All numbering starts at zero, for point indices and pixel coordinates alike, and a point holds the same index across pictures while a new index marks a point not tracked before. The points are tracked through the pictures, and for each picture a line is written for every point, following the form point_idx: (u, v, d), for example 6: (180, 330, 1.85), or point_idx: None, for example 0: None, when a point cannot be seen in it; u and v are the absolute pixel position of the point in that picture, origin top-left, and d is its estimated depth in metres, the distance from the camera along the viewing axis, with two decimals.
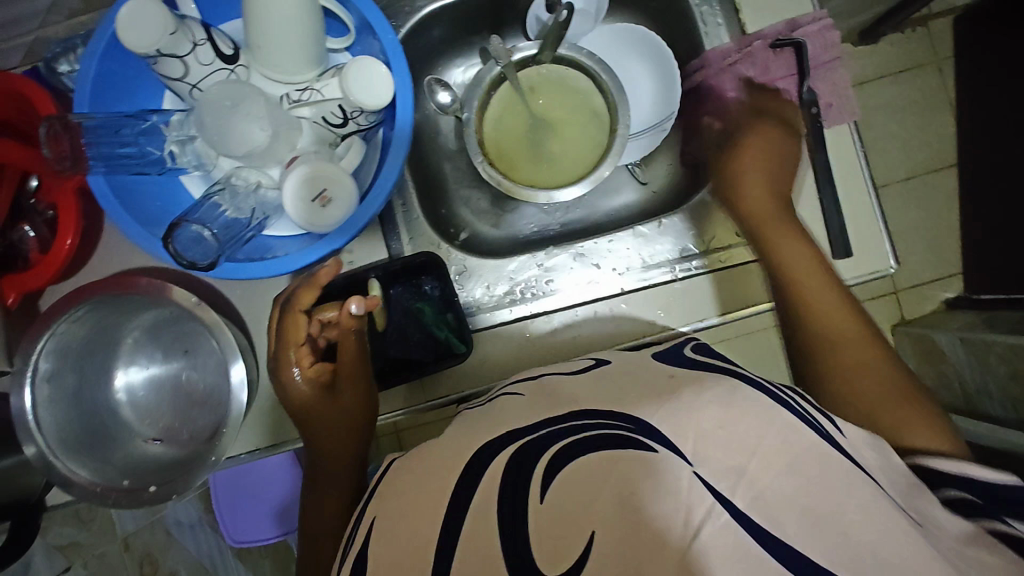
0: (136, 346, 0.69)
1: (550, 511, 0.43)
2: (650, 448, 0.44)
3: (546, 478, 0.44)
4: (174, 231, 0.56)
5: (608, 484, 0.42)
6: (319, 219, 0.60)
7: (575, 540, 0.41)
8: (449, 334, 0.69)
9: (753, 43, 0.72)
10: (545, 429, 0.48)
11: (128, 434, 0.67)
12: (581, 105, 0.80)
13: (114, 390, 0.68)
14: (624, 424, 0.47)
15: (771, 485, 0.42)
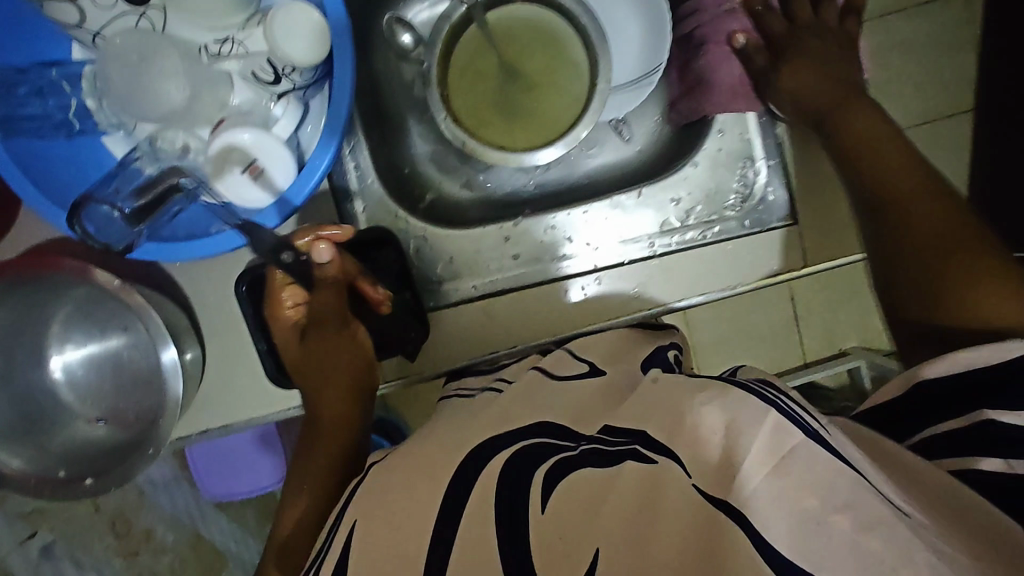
0: (67, 324, 0.63)
1: (554, 528, 0.39)
2: (652, 458, 0.40)
3: (543, 493, 0.41)
4: (81, 208, 0.50)
5: (612, 495, 0.39)
6: (250, 194, 0.54)
7: (579, 556, 0.37)
8: (409, 316, 0.64)
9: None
10: (535, 443, 0.45)
11: (70, 416, 0.64)
12: (558, 53, 0.71)
13: (50, 371, 0.63)
14: (623, 438, 0.43)
15: (787, 492, 0.35)
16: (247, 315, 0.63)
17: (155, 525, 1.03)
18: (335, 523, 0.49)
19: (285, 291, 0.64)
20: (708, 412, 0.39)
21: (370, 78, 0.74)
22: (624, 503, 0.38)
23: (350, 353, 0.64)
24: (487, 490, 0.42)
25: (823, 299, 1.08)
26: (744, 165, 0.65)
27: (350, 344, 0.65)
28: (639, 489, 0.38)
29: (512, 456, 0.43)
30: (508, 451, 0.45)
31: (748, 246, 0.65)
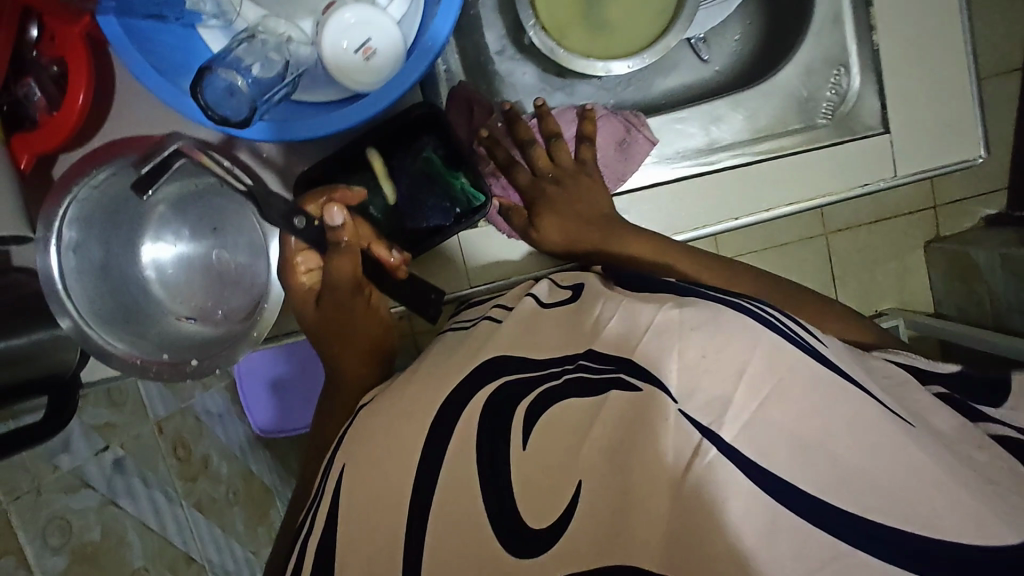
0: (162, 221, 0.64)
1: (535, 463, 0.38)
2: (634, 384, 0.37)
3: (525, 431, 0.40)
4: (202, 81, 0.50)
5: (593, 426, 0.37)
6: (363, 74, 0.53)
7: (557, 495, 0.37)
8: (465, 185, 0.62)
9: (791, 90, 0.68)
10: (516, 377, 0.43)
11: (161, 311, 0.64)
12: None
13: (142, 266, 0.63)
14: (609, 364, 0.40)
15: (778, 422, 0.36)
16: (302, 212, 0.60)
17: (211, 453, 1.01)
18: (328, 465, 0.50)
19: (300, 255, 0.61)
20: (690, 337, 0.39)
21: None
22: (604, 434, 0.37)
23: (366, 318, 0.62)
24: (470, 425, 0.42)
25: (853, 259, 1.04)
26: (838, 74, 0.67)
27: (363, 307, 0.62)
28: (622, 416, 0.37)
29: (496, 391, 0.43)
30: (495, 385, 0.43)
31: (844, 154, 0.66)
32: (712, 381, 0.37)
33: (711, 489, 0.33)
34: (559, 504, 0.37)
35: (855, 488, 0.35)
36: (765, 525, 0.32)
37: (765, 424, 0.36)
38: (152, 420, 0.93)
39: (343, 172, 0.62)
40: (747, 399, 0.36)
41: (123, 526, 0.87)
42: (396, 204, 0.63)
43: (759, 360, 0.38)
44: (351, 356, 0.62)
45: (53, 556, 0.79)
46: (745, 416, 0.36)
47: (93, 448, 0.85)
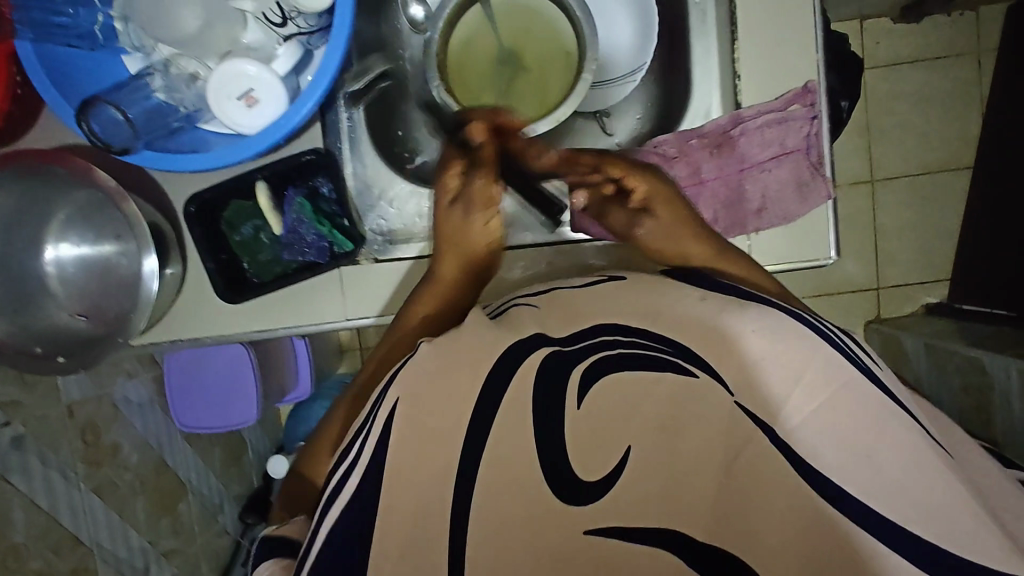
0: (66, 224, 0.69)
1: (585, 418, 0.52)
2: (692, 371, 0.52)
3: (581, 388, 0.53)
4: (89, 109, 0.55)
5: (645, 402, 0.52)
6: (246, 119, 0.58)
7: (611, 451, 0.51)
8: (335, 230, 0.69)
9: (690, 141, 0.70)
10: (569, 350, 0.55)
11: (53, 306, 0.69)
12: (553, 42, 0.78)
13: (43, 262, 0.69)
14: (669, 346, 0.54)
15: (826, 412, 0.49)
16: (196, 236, 0.66)
17: (120, 441, 1.09)
18: (380, 396, 0.54)
19: (453, 177, 0.69)
20: (749, 337, 0.53)
21: (374, 41, 0.78)
22: (657, 410, 0.51)
23: (480, 233, 0.67)
24: (526, 380, 0.52)
25: None
26: None
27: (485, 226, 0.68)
28: (676, 399, 0.52)
29: (551, 355, 0.54)
30: (549, 348, 0.55)
31: None
32: (779, 378, 0.51)
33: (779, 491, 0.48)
34: (610, 463, 0.51)
35: (904, 496, 0.45)
36: (796, 526, 0.47)
37: (838, 430, 0.48)
38: (63, 402, 0.98)
39: (240, 200, 0.68)
40: (812, 400, 0.49)
41: (10, 502, 0.89)
42: (279, 234, 0.69)
43: (812, 368, 0.50)
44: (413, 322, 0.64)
45: None
46: (806, 413, 0.49)
47: None
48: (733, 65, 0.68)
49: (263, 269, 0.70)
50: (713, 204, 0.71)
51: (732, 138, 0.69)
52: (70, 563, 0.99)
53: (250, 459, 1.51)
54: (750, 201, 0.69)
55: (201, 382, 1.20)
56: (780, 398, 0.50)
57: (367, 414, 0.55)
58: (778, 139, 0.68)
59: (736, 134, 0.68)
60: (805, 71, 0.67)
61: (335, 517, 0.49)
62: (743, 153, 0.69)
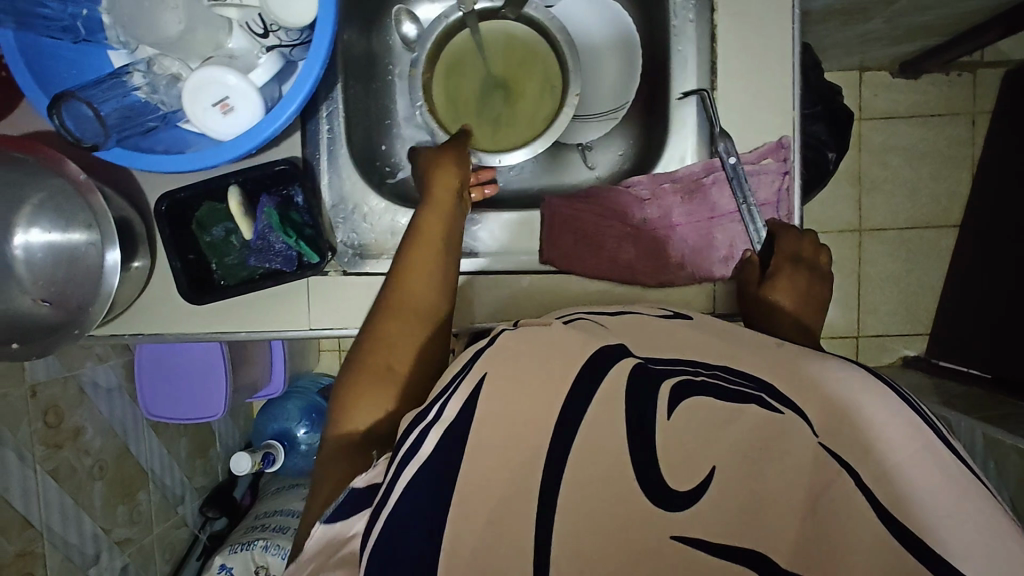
0: (38, 210, 0.70)
1: (668, 439, 0.44)
2: (776, 407, 0.44)
3: (671, 401, 0.45)
4: (61, 103, 0.56)
5: (734, 427, 0.43)
6: (221, 126, 0.59)
7: (694, 470, 0.42)
8: (303, 244, 0.68)
9: (664, 184, 0.70)
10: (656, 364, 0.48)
11: (17, 291, 0.70)
12: (539, 75, 0.81)
13: (12, 247, 0.70)
14: (746, 381, 0.46)
15: (907, 468, 0.40)
16: (164, 233, 0.66)
17: (84, 425, 1.10)
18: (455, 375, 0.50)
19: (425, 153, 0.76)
20: (833, 383, 0.45)
21: (363, 54, 0.79)
22: (750, 434, 0.43)
23: (454, 175, 0.70)
24: (615, 401, 0.45)
25: None
26: None
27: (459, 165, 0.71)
28: (762, 427, 0.43)
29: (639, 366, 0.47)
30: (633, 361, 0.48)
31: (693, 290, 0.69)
32: (857, 428, 0.42)
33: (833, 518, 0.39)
34: (698, 475, 0.42)
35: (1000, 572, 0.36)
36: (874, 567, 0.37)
37: (910, 479, 0.40)
38: (27, 381, 0.99)
39: (212, 201, 0.69)
40: (895, 450, 0.41)
41: None
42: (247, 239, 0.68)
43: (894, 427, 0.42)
44: (434, 223, 0.67)
45: None
46: (891, 463, 0.41)
47: None
48: (711, 114, 0.69)
49: (230, 273, 0.70)
50: (683, 247, 0.70)
51: (704, 185, 0.70)
52: (18, 544, 0.96)
53: (217, 452, 1.51)
54: (717, 248, 0.70)
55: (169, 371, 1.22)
56: (866, 442, 0.42)
57: (448, 381, 0.50)
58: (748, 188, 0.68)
59: (708, 182, 0.69)
60: (779, 125, 0.68)
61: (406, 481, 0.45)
62: (713, 201, 0.69)
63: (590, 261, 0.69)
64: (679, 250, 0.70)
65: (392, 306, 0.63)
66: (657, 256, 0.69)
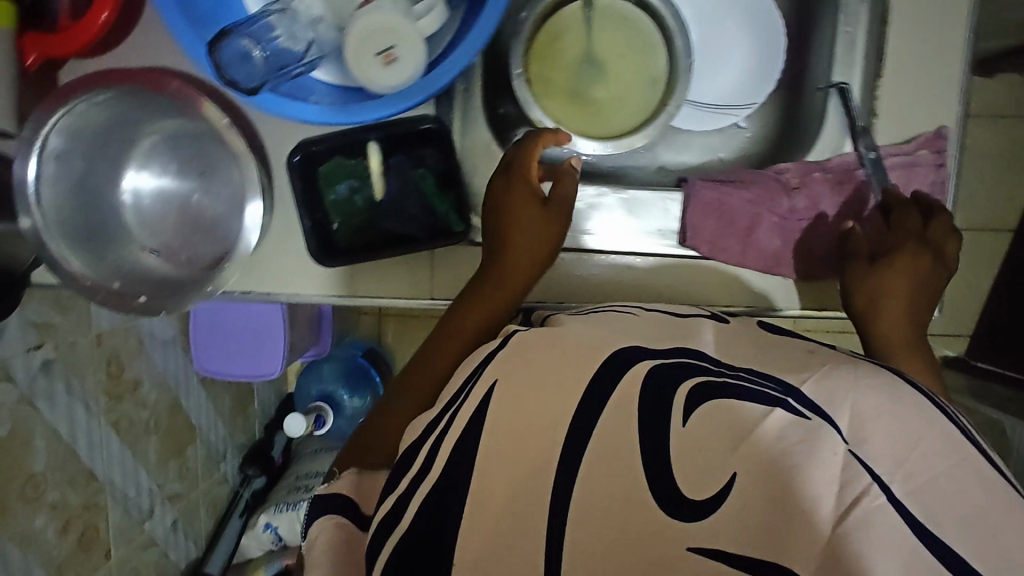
0: (151, 151, 0.65)
1: (687, 441, 0.40)
2: (804, 415, 0.41)
3: (687, 407, 0.42)
4: (220, 42, 0.53)
5: (754, 434, 0.39)
6: (380, 77, 0.54)
7: (712, 476, 0.38)
8: (449, 211, 0.66)
9: (813, 173, 0.67)
10: (672, 364, 0.45)
11: (126, 239, 0.65)
12: (641, 62, 0.74)
13: (120, 190, 0.64)
14: (771, 386, 0.44)
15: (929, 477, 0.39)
16: (295, 188, 0.63)
17: (142, 377, 1.06)
18: (471, 378, 0.49)
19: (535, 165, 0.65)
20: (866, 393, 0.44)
21: None
22: (770, 441, 0.39)
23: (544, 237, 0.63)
24: (629, 402, 0.42)
25: None
26: None
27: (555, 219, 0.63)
28: (786, 435, 0.39)
29: (658, 367, 0.45)
30: (650, 362, 0.45)
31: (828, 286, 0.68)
32: (883, 437, 0.41)
33: (878, 529, 0.36)
34: (717, 482, 0.38)
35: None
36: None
37: (935, 490, 0.39)
38: (93, 330, 0.94)
39: (344, 157, 0.64)
40: (918, 466, 0.40)
41: (32, 428, 0.83)
42: (378, 201, 0.66)
43: (928, 440, 0.41)
44: (495, 296, 0.62)
45: None
46: (915, 479, 0.39)
47: (26, 343, 0.82)
48: (874, 101, 0.66)
49: (352, 235, 0.66)
50: (828, 240, 0.68)
51: (856, 176, 0.66)
52: (83, 496, 0.93)
53: (255, 410, 1.48)
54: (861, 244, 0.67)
55: (231, 322, 1.19)
56: (891, 453, 0.40)
57: (457, 387, 0.50)
58: (900, 181, 0.66)
59: (859, 173, 0.66)
60: (942, 116, 0.65)
61: (423, 495, 0.43)
62: (864, 195, 0.67)
63: (733, 250, 0.67)
64: (821, 244, 0.67)
65: (447, 326, 0.62)
66: (802, 249, 0.67)
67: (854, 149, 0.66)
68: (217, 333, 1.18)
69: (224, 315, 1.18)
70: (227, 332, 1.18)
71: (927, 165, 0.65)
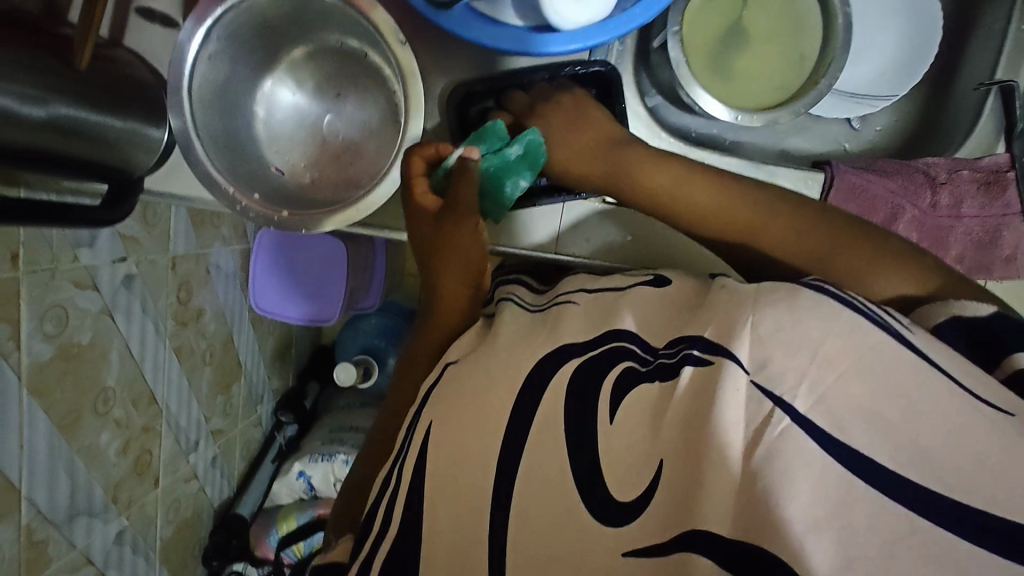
0: (291, 66, 0.62)
1: (608, 440, 0.42)
2: (708, 360, 0.40)
3: (612, 401, 0.43)
4: None
5: (669, 413, 0.40)
6: (572, 9, 0.52)
7: (643, 471, 0.39)
8: None
9: (962, 171, 0.66)
10: (603, 352, 0.48)
11: (256, 153, 0.62)
12: (791, 39, 0.72)
13: (255, 102, 0.62)
14: (678, 342, 0.44)
15: (835, 386, 0.38)
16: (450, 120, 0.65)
17: (205, 307, 1.03)
18: (413, 422, 0.52)
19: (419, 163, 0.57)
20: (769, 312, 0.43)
21: None
22: (681, 412, 0.39)
23: (467, 253, 0.59)
24: (558, 396, 0.45)
25: None
26: None
27: (470, 241, 0.58)
28: (690, 395, 0.40)
29: (581, 367, 0.46)
30: (576, 362, 0.47)
31: None
32: (784, 356, 0.39)
33: (781, 459, 0.34)
34: (640, 483, 0.39)
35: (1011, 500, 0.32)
36: (830, 500, 0.33)
37: (840, 393, 0.37)
38: (170, 251, 0.91)
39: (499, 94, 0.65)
40: (822, 373, 0.38)
41: (109, 342, 0.81)
42: None
43: (833, 341, 0.40)
44: (439, 333, 0.61)
45: (43, 343, 0.70)
46: (821, 388, 0.38)
47: (113, 254, 0.79)
48: None
49: None
50: (965, 239, 0.66)
51: (1006, 178, 0.65)
52: (144, 418, 0.91)
53: (292, 356, 1.46)
54: (1000, 247, 0.66)
55: (278, 258, 1.17)
56: (797, 368, 0.39)
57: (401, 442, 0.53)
58: None
59: (1010, 176, 0.65)
60: None
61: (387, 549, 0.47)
62: (1011, 198, 0.65)
63: None
64: (958, 242, 0.66)
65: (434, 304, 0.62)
66: (939, 245, 0.66)
67: (1008, 150, 0.66)
68: (265, 264, 1.16)
69: (277, 250, 1.16)
70: (273, 265, 1.16)
71: None
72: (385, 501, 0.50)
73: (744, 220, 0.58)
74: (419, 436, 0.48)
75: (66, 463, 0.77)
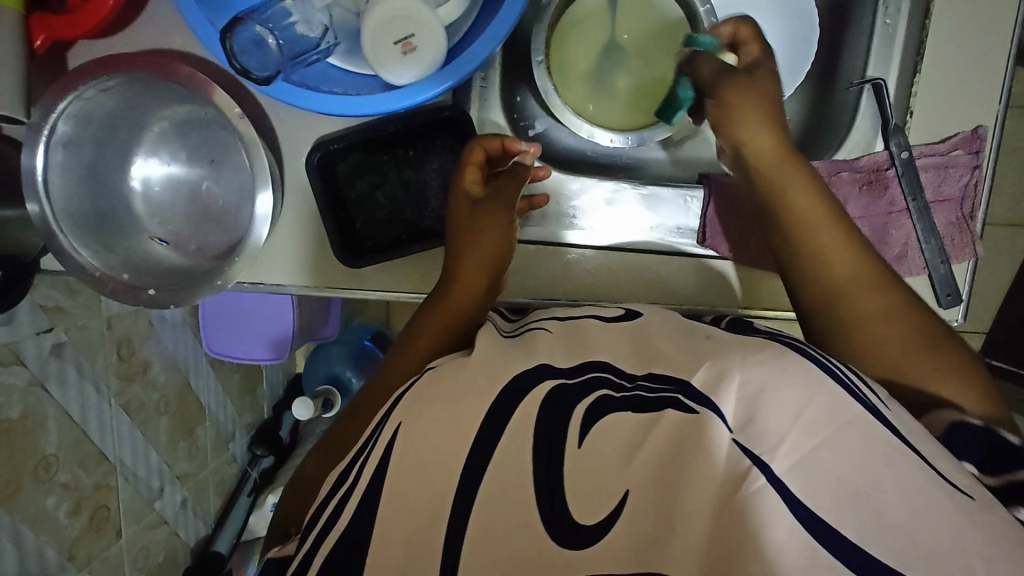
0: (160, 138, 0.64)
1: (579, 462, 0.39)
2: (689, 407, 0.39)
3: (582, 430, 0.41)
4: (235, 27, 0.51)
5: (648, 440, 0.39)
6: (397, 66, 0.53)
7: (608, 496, 0.38)
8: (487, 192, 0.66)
9: (842, 172, 0.65)
10: (570, 383, 0.44)
11: (136, 226, 0.64)
12: (662, 55, 0.73)
13: (130, 179, 0.63)
14: (665, 383, 0.43)
15: (811, 451, 0.36)
16: (316, 187, 0.61)
17: (152, 360, 1.05)
18: (382, 417, 0.48)
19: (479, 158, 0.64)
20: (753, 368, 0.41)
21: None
22: (665, 442, 0.38)
23: (490, 249, 0.63)
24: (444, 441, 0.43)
25: None
26: None
27: (496, 241, 0.64)
28: (679, 428, 0.38)
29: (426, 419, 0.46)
30: (554, 382, 0.44)
31: None
32: (770, 416, 0.38)
33: (753, 517, 0.34)
34: (603, 509, 0.37)
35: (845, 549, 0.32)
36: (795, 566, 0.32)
37: (814, 461, 0.36)
38: (103, 313, 0.94)
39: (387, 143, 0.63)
40: (804, 436, 0.37)
41: (43, 411, 0.84)
42: (398, 192, 0.66)
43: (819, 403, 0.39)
44: (424, 343, 0.58)
45: None
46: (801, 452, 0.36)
47: (36, 326, 0.82)
48: (909, 99, 0.63)
49: (374, 226, 0.65)
50: None
51: (886, 176, 0.64)
52: (95, 477, 0.94)
53: (264, 391, 1.47)
54: (890, 245, 0.64)
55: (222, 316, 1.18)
56: (778, 432, 0.37)
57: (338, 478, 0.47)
58: (931, 183, 0.63)
59: (891, 173, 0.64)
60: (978, 115, 0.63)
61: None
62: (896, 194, 0.64)
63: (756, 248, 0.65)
64: None
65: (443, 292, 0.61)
66: None
67: (886, 148, 0.64)
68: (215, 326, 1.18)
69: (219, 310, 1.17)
70: (221, 323, 1.18)
71: (963, 170, 0.63)
72: (314, 536, 0.44)
73: (829, 256, 0.55)
74: (385, 435, 0.44)
75: (11, 531, 0.80)
